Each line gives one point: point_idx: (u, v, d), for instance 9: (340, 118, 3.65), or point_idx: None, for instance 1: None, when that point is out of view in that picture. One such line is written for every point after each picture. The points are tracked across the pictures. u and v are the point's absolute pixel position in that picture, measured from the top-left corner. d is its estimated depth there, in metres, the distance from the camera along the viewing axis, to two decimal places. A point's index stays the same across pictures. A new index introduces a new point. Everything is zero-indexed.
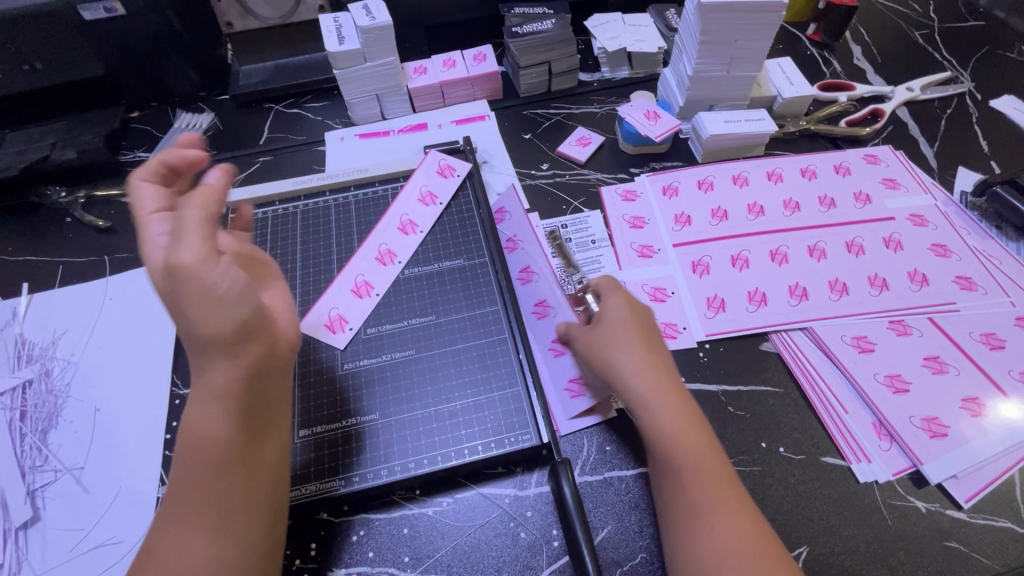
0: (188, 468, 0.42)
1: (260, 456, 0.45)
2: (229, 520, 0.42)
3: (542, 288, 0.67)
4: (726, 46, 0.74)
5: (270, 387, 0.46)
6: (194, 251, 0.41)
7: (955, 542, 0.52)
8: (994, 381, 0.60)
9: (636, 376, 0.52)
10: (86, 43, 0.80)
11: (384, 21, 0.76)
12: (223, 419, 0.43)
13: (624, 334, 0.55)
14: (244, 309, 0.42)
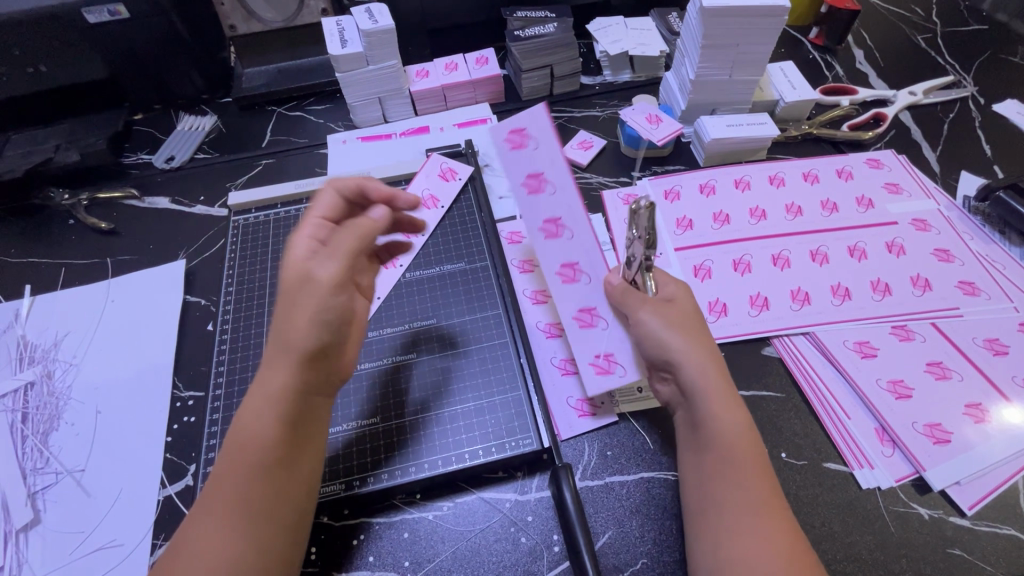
0: (235, 464, 0.43)
1: (300, 461, 0.46)
2: (260, 522, 0.42)
3: (571, 249, 0.59)
4: (728, 50, 0.74)
5: (317, 403, 0.49)
6: (330, 272, 0.48)
7: (958, 549, 0.52)
8: (997, 387, 0.60)
9: (694, 365, 0.52)
10: (90, 46, 0.80)
11: (386, 24, 0.77)
12: (276, 421, 0.45)
13: (684, 323, 0.54)
14: (328, 332, 0.47)
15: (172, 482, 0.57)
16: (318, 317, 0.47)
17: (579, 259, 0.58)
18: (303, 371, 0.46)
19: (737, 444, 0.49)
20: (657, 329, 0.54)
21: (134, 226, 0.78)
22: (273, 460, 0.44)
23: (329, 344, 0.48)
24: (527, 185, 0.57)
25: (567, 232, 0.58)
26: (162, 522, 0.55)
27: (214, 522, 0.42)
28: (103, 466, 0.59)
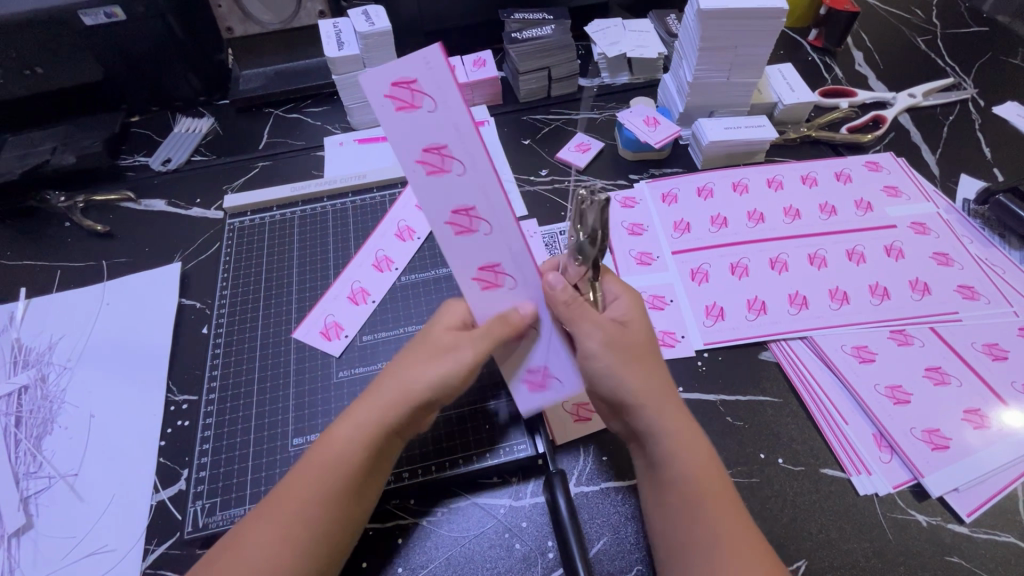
0: (310, 479, 0.45)
1: (368, 494, 0.48)
2: (320, 545, 0.44)
3: (456, 189, 0.45)
4: (727, 52, 0.74)
5: (396, 443, 0.51)
6: (467, 356, 0.49)
7: (957, 556, 0.52)
8: (995, 391, 0.59)
9: (651, 402, 0.48)
10: (87, 48, 0.80)
11: (383, 26, 0.76)
12: (364, 456, 0.47)
13: (642, 351, 0.50)
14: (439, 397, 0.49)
15: (165, 487, 0.57)
16: (438, 383, 0.49)
17: (474, 200, 0.46)
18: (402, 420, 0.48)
19: (705, 480, 0.46)
20: (610, 363, 0.48)
21: (131, 228, 0.78)
22: (347, 490, 0.46)
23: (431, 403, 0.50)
24: (396, 98, 0.42)
25: (455, 165, 0.44)
26: (155, 527, 0.55)
27: (275, 529, 0.44)
28: (96, 471, 0.58)
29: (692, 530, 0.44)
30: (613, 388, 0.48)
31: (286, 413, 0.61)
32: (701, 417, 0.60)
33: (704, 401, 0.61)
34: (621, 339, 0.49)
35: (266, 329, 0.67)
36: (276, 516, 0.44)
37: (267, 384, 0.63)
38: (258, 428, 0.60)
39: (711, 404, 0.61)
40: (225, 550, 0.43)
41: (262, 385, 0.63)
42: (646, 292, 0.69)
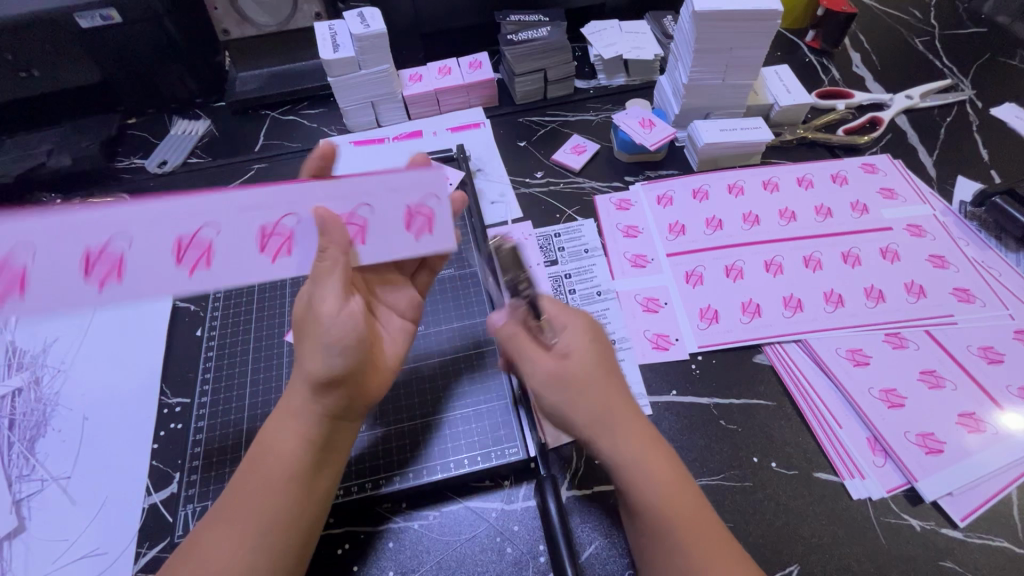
0: (254, 475, 0.46)
1: (317, 481, 0.48)
2: (269, 536, 0.44)
3: (223, 254, 0.55)
4: (722, 54, 0.74)
5: (341, 427, 0.51)
6: (332, 301, 0.49)
7: (951, 561, 0.51)
8: (991, 395, 0.59)
9: (605, 428, 0.47)
10: (83, 50, 0.80)
11: (377, 29, 0.76)
12: (299, 436, 0.48)
13: (591, 377, 0.49)
14: (344, 358, 0.48)
15: (157, 490, 0.57)
16: (329, 346, 0.48)
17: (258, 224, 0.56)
18: (320, 398, 0.49)
19: (673, 498, 0.45)
20: (558, 395, 0.49)
21: None
22: (291, 475, 0.46)
23: (351, 373, 0.49)
24: (186, 258, 0.55)
25: (207, 235, 0.55)
26: (147, 530, 0.55)
27: (226, 526, 0.44)
28: (89, 473, 0.59)
29: (667, 553, 0.44)
30: (567, 420, 0.49)
31: None
32: (694, 420, 0.60)
33: (697, 404, 0.61)
34: (567, 369, 0.49)
35: (259, 332, 0.67)
36: (229, 515, 0.45)
37: (260, 386, 0.63)
38: (250, 431, 0.60)
39: (705, 407, 0.61)
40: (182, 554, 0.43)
41: (255, 387, 0.63)
42: (641, 294, 0.69)
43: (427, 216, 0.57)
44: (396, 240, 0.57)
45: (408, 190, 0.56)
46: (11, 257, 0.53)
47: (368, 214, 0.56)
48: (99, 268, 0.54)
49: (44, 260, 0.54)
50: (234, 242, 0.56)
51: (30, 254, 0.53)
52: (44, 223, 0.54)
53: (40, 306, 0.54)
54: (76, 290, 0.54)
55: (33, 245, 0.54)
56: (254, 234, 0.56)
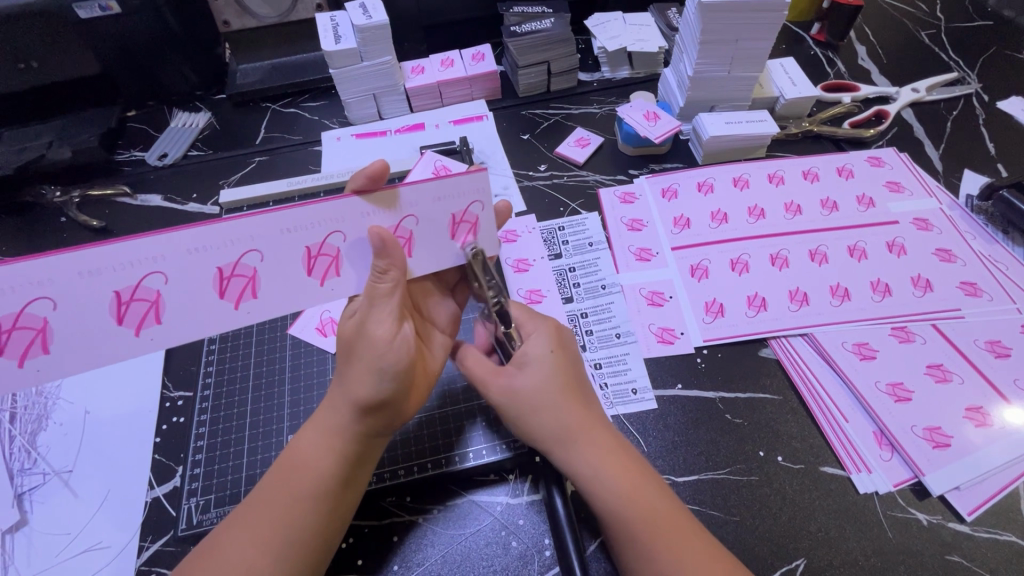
0: (285, 487, 0.46)
1: (347, 496, 0.47)
2: (294, 548, 0.44)
3: (266, 278, 0.46)
4: (728, 46, 0.73)
5: (377, 444, 0.50)
6: (385, 326, 0.46)
7: (957, 555, 0.51)
8: (997, 389, 0.59)
9: (559, 442, 0.48)
10: (82, 41, 0.79)
11: (380, 19, 0.75)
12: (333, 451, 0.47)
13: (545, 393, 0.48)
14: (392, 385, 0.46)
15: (160, 484, 0.57)
16: (380, 371, 0.45)
17: (305, 240, 0.46)
18: (358, 419, 0.47)
19: (636, 502, 0.45)
20: (512, 412, 0.49)
21: (126, 224, 0.77)
22: (322, 491, 0.46)
23: (395, 398, 0.47)
24: (223, 286, 0.45)
25: (250, 259, 0.45)
26: (149, 524, 0.54)
27: (249, 531, 0.44)
28: (91, 467, 0.58)
29: (637, 556, 0.44)
30: (525, 434, 0.49)
31: (281, 409, 0.61)
32: (700, 414, 0.59)
33: (703, 399, 0.60)
34: (520, 385, 0.49)
35: (262, 326, 0.67)
36: (250, 522, 0.44)
37: (263, 380, 0.63)
38: (253, 424, 0.60)
39: (710, 401, 0.60)
40: (199, 556, 0.43)
41: (257, 381, 0.63)
42: (646, 288, 0.68)
43: (474, 223, 0.50)
44: (443, 252, 0.50)
45: (452, 196, 0.48)
46: (31, 307, 0.42)
47: (414, 226, 0.48)
48: (135, 312, 0.44)
49: (73, 304, 0.43)
50: (279, 266, 0.46)
51: (53, 301, 0.42)
52: (65, 262, 0.41)
53: (73, 360, 0.44)
54: (116, 336, 0.45)
55: (52, 292, 0.42)
56: (299, 257, 0.46)
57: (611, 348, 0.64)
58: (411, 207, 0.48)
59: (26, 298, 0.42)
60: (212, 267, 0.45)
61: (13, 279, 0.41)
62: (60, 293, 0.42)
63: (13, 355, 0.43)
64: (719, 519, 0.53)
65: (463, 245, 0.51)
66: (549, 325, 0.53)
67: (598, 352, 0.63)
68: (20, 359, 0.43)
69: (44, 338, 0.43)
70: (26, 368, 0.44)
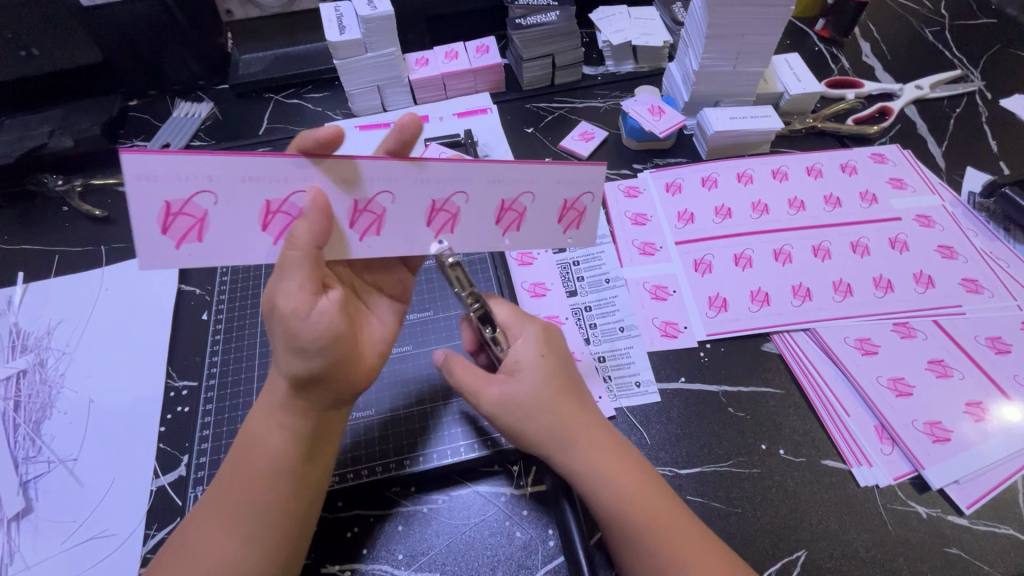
0: (239, 471, 0.45)
1: (309, 472, 0.47)
2: (258, 528, 0.44)
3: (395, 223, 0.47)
4: (734, 40, 0.73)
5: (329, 416, 0.49)
6: (293, 300, 0.42)
7: (956, 548, 0.52)
8: (997, 384, 0.59)
9: (558, 445, 0.47)
10: (84, 28, 0.78)
11: (385, 10, 0.75)
12: (283, 429, 0.46)
13: (538, 400, 0.48)
14: (320, 359, 0.43)
15: (165, 472, 0.57)
16: (293, 349, 0.43)
17: (435, 193, 0.47)
18: (295, 397, 0.46)
19: (633, 502, 0.45)
20: (505, 418, 0.49)
21: (129, 214, 0.77)
22: (275, 472, 0.45)
23: (328, 373, 0.45)
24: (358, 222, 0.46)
25: (382, 199, 0.46)
26: (156, 512, 0.55)
27: (213, 519, 0.44)
28: (96, 456, 0.58)
29: (639, 557, 0.44)
30: (522, 441, 0.49)
31: None
32: (703, 407, 0.60)
33: (706, 392, 0.61)
34: (513, 392, 0.48)
35: None
36: (217, 509, 0.44)
37: (267, 372, 0.62)
38: None
39: (713, 395, 0.61)
40: (170, 549, 0.44)
41: (262, 370, 0.63)
42: (649, 282, 0.69)
43: (580, 211, 0.51)
44: (548, 235, 0.52)
45: (568, 183, 0.49)
46: (197, 197, 0.42)
47: (530, 203, 0.49)
48: (276, 223, 0.44)
49: (233, 202, 0.43)
50: (406, 211, 0.47)
51: (216, 195, 0.42)
52: (230, 162, 0.42)
53: (220, 254, 0.44)
54: (256, 243, 0.45)
55: (219, 187, 0.42)
56: (424, 209, 0.47)
57: (614, 342, 0.64)
58: (531, 184, 0.48)
59: (193, 188, 0.42)
60: (349, 199, 0.45)
61: (191, 166, 0.41)
62: (225, 189, 0.42)
63: (172, 237, 0.43)
64: (721, 510, 0.54)
65: (565, 232, 0.52)
66: (537, 328, 0.52)
67: (601, 345, 0.64)
68: (178, 242, 0.43)
69: (202, 228, 0.43)
70: (180, 252, 0.43)
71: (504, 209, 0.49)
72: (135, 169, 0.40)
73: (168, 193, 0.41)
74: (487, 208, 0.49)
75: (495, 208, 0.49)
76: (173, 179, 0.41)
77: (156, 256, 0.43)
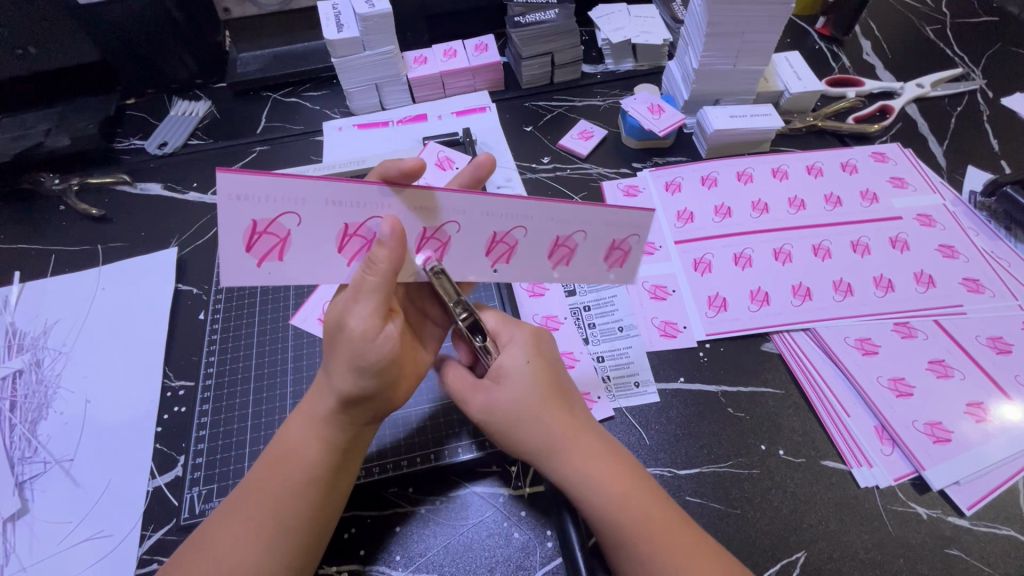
0: (274, 479, 0.45)
1: (340, 482, 0.47)
2: (290, 539, 0.44)
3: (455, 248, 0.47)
4: (734, 38, 0.72)
5: (367, 431, 0.50)
6: (361, 321, 0.43)
7: (956, 549, 0.52)
8: (998, 385, 0.59)
9: (547, 452, 0.47)
10: (81, 26, 0.78)
11: (384, 8, 0.74)
12: (322, 440, 0.46)
13: (524, 406, 0.48)
14: (375, 379, 0.45)
15: (161, 473, 0.57)
16: (354, 366, 0.44)
17: (497, 225, 0.47)
18: (341, 411, 0.46)
19: (625, 506, 0.45)
20: (496, 425, 0.49)
21: (125, 213, 0.77)
22: (311, 482, 0.45)
23: (377, 392, 0.46)
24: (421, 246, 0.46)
25: (449, 228, 0.46)
26: (152, 513, 0.55)
27: (238, 522, 0.44)
28: (92, 457, 0.58)
29: (633, 561, 0.44)
30: (511, 447, 0.49)
31: (283, 401, 0.60)
32: (701, 407, 0.59)
33: (705, 392, 0.61)
34: (498, 399, 0.49)
35: (264, 315, 0.67)
36: (244, 514, 0.44)
37: (265, 374, 0.62)
38: (255, 415, 0.60)
39: (713, 395, 0.60)
40: (189, 553, 0.43)
41: (260, 370, 0.63)
42: (649, 282, 0.68)
43: (629, 251, 0.50)
44: (594, 271, 0.51)
45: (622, 224, 0.48)
46: (283, 217, 0.42)
47: (582, 241, 0.48)
48: (352, 245, 0.45)
49: (316, 223, 0.43)
50: (468, 241, 0.47)
51: (301, 215, 0.43)
52: (319, 185, 0.42)
53: (301, 274, 0.45)
54: (333, 265, 0.45)
55: (306, 209, 0.42)
56: (484, 239, 0.47)
57: (614, 342, 0.64)
58: (585, 224, 0.48)
59: (281, 208, 0.42)
60: (418, 226, 0.45)
61: (282, 187, 0.41)
62: (311, 212, 0.43)
63: (254, 255, 0.43)
64: (720, 511, 0.53)
65: (610, 268, 0.51)
66: (525, 333, 0.52)
67: (600, 345, 0.63)
68: (260, 260, 0.43)
69: (283, 247, 0.43)
70: (260, 269, 0.44)
71: (556, 245, 0.49)
72: (229, 186, 0.40)
73: (256, 212, 0.41)
74: (542, 243, 0.48)
75: (549, 244, 0.48)
76: (264, 199, 0.41)
77: (233, 272, 0.43)
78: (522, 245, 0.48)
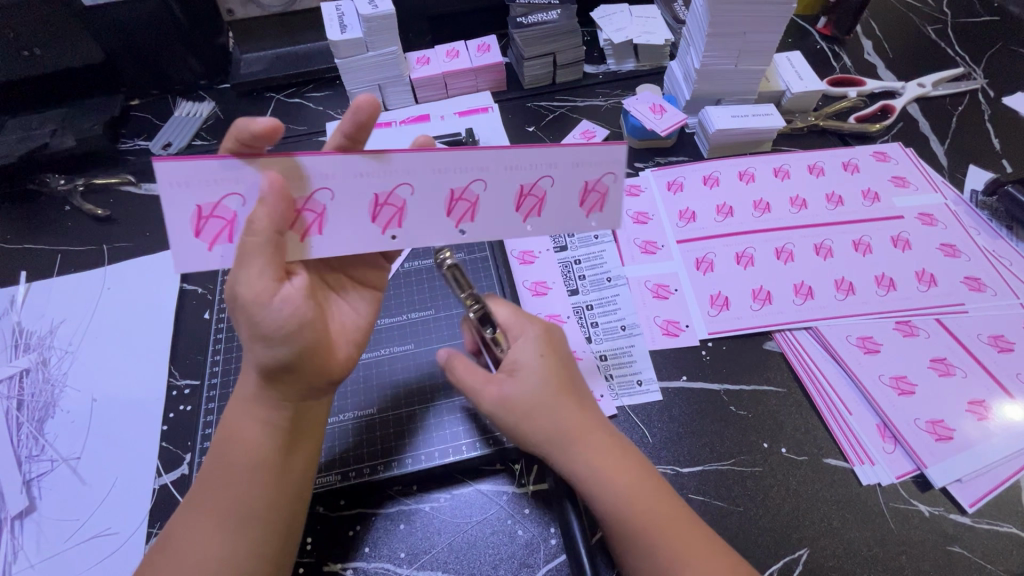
0: (222, 466, 0.45)
1: (293, 462, 0.48)
2: (246, 524, 0.44)
3: (416, 208, 0.47)
4: (736, 38, 0.72)
5: (310, 407, 0.50)
6: (251, 286, 0.42)
7: (959, 546, 0.52)
8: (1001, 384, 0.59)
9: (560, 446, 0.47)
10: (85, 28, 0.78)
11: (386, 10, 0.75)
12: (264, 423, 0.46)
13: (541, 400, 0.48)
14: (285, 347, 0.44)
15: (167, 471, 0.57)
16: (259, 336, 0.43)
17: (455, 182, 0.47)
18: (269, 386, 0.46)
19: (639, 503, 0.45)
20: (508, 420, 0.49)
21: (130, 213, 0.77)
22: (256, 465, 0.45)
23: (300, 361, 0.45)
24: (377, 211, 0.47)
25: (404, 189, 0.46)
26: (158, 511, 0.55)
27: (197, 514, 0.44)
28: (97, 455, 0.59)
29: (644, 559, 0.44)
30: (522, 440, 0.49)
31: None
32: (704, 406, 0.60)
33: (707, 390, 0.61)
34: (513, 393, 0.49)
35: None
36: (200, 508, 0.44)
37: None
38: None
39: (715, 394, 0.61)
40: (158, 549, 0.44)
41: None
42: (650, 281, 0.68)
43: (603, 193, 0.49)
44: (570, 219, 0.50)
45: (587, 164, 0.48)
46: (226, 200, 0.44)
47: (549, 187, 0.48)
48: (303, 220, 0.46)
49: None
50: (427, 203, 0.47)
51: (243, 196, 0.44)
52: (256, 164, 0.44)
53: None
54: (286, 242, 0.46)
55: (245, 186, 0.44)
56: (442, 199, 0.47)
57: (616, 340, 0.64)
58: (547, 168, 0.48)
59: (224, 190, 0.44)
60: (372, 191, 0.46)
61: (216, 169, 0.43)
62: (250, 190, 0.44)
63: (205, 240, 0.45)
64: (723, 509, 0.54)
65: (589, 215, 0.50)
66: (538, 329, 0.52)
67: (603, 343, 0.64)
68: (211, 244, 0.45)
69: (232, 230, 0.45)
70: (213, 253, 0.46)
71: (522, 195, 0.48)
72: (169, 175, 0.43)
73: (199, 197, 0.44)
74: (505, 195, 0.48)
75: (514, 195, 0.48)
76: (205, 183, 0.44)
77: (188, 257, 0.45)
78: (488, 197, 0.48)
